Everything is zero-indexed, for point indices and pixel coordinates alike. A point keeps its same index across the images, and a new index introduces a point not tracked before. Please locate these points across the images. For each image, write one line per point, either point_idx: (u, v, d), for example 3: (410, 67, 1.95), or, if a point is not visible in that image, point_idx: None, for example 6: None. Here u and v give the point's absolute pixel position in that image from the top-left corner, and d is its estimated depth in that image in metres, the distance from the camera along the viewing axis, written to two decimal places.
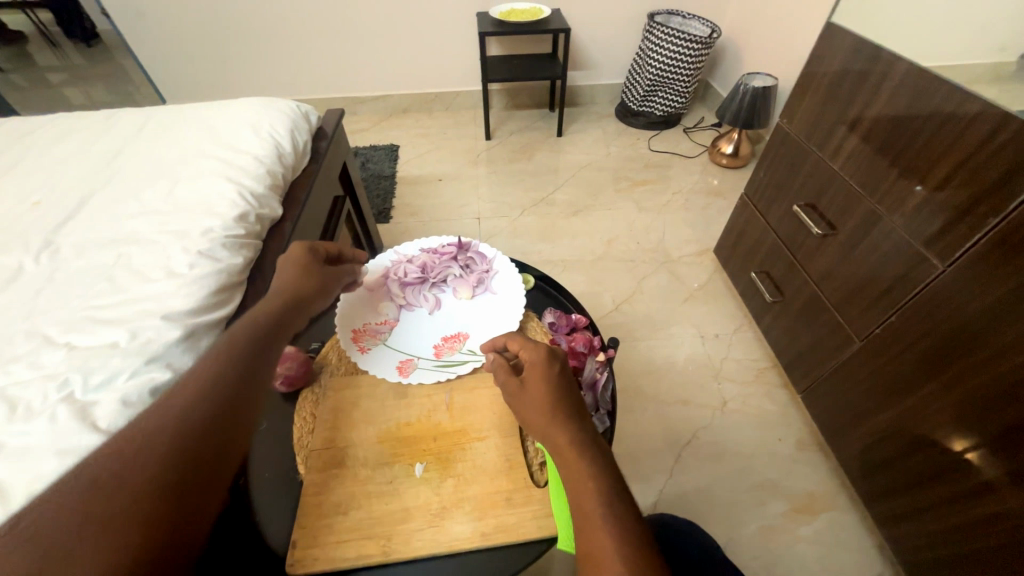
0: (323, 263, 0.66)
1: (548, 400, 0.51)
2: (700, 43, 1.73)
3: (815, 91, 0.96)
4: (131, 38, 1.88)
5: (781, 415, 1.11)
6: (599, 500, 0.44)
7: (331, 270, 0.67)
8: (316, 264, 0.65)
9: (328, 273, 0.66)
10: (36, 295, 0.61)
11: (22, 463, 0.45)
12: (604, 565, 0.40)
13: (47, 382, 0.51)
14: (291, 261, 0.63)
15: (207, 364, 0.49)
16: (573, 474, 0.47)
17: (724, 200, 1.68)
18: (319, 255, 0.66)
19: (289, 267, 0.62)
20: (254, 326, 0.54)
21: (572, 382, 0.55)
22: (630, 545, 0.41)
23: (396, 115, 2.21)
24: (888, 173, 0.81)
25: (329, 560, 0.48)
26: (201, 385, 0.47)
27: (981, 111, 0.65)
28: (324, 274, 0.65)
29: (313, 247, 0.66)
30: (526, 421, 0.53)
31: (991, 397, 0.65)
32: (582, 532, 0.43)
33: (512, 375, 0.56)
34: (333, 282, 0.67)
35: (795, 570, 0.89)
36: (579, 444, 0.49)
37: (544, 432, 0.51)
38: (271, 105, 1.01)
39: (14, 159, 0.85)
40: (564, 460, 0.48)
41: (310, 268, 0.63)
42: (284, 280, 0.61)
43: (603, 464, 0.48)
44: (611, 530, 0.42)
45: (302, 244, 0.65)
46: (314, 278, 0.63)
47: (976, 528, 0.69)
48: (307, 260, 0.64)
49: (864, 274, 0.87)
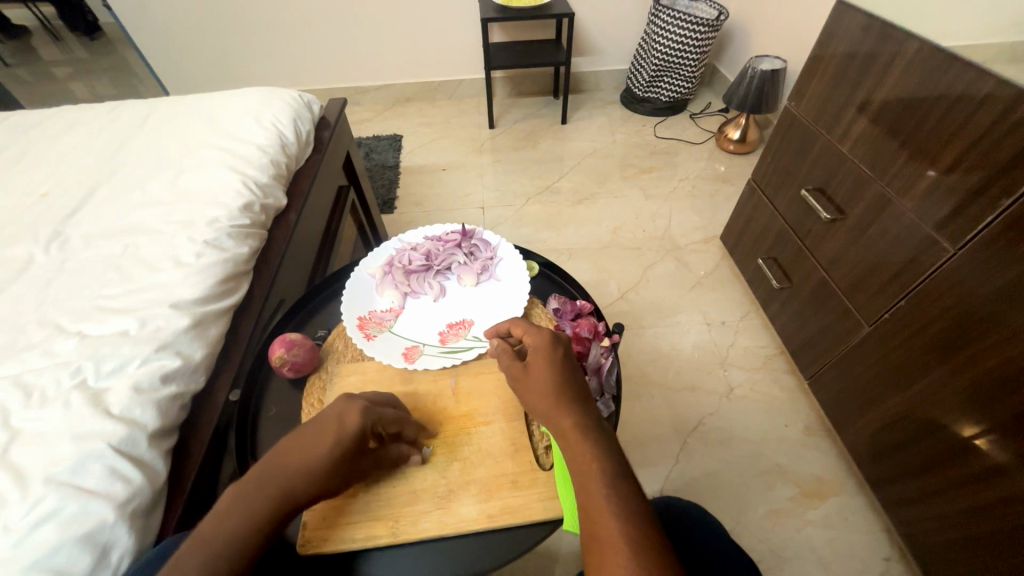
0: (367, 449, 0.50)
1: (555, 382, 0.52)
2: (706, 26, 1.69)
3: (823, 74, 0.94)
4: (133, 31, 1.88)
5: (789, 401, 1.10)
6: (602, 480, 0.45)
7: (370, 457, 0.51)
8: (357, 449, 0.49)
9: (362, 465, 0.50)
10: (47, 285, 0.62)
11: (37, 448, 0.46)
12: (609, 544, 0.41)
13: (60, 369, 0.52)
14: (333, 448, 0.47)
15: None
16: (576, 455, 0.47)
17: (730, 187, 1.66)
18: (367, 440, 0.50)
19: (323, 457, 0.47)
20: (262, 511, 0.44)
21: (576, 365, 0.55)
22: (634, 524, 0.42)
23: (399, 105, 2.20)
24: (898, 155, 0.80)
25: (338, 541, 0.49)
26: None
27: (993, 90, 0.64)
28: (363, 457, 0.50)
29: (369, 427, 0.49)
30: (530, 405, 0.53)
31: (1001, 381, 0.64)
32: (586, 514, 0.44)
33: (516, 359, 0.55)
34: (367, 466, 0.51)
35: (802, 554, 0.90)
36: (582, 427, 0.49)
37: (548, 415, 0.51)
38: (273, 94, 1.00)
39: (22, 152, 0.86)
40: (568, 442, 0.48)
41: (346, 459, 0.48)
42: (306, 470, 0.47)
43: (608, 447, 0.48)
44: (615, 510, 0.43)
45: (360, 426, 0.48)
46: (340, 472, 0.48)
47: (986, 513, 0.69)
48: (349, 450, 0.48)
49: (875, 258, 0.86)
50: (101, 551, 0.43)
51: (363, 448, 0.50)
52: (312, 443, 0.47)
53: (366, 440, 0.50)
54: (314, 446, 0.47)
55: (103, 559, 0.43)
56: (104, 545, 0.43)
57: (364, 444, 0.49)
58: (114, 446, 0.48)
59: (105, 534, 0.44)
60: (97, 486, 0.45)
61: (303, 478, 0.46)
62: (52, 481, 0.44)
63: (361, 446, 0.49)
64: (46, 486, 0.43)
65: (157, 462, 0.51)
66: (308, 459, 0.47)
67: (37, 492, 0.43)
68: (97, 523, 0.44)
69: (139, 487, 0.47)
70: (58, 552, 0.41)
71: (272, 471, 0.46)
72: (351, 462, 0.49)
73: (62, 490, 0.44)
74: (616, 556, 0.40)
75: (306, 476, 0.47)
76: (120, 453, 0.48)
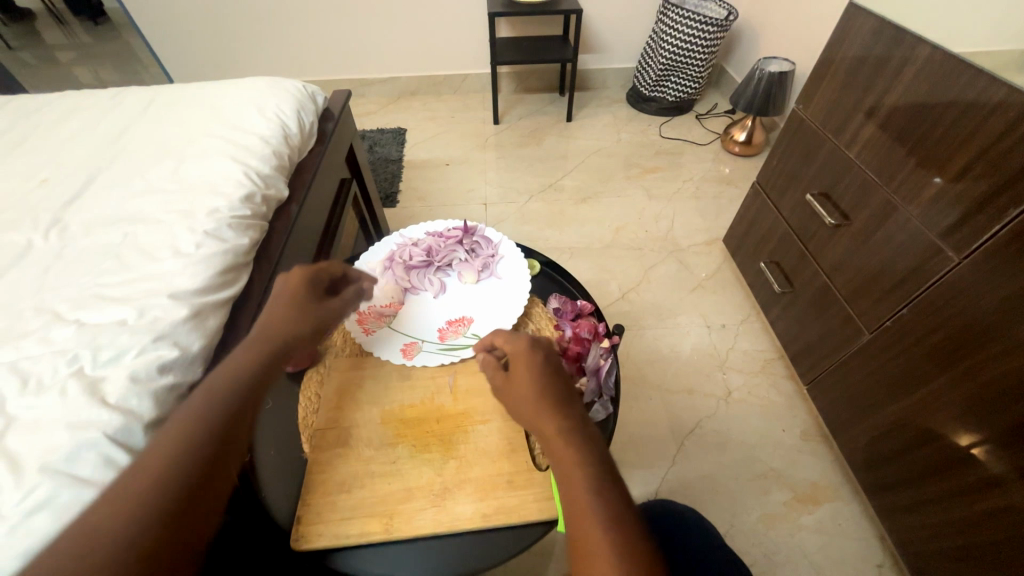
0: (321, 297, 0.61)
1: (539, 378, 0.52)
2: (715, 25, 1.68)
3: (832, 77, 0.93)
4: (138, 16, 1.87)
5: (787, 406, 1.10)
6: (587, 484, 0.44)
7: (333, 304, 0.61)
8: (304, 306, 0.58)
9: (329, 306, 0.60)
10: (45, 271, 0.61)
11: (34, 435, 0.46)
12: (596, 551, 0.40)
13: (57, 357, 0.51)
14: (299, 293, 0.58)
15: (210, 400, 0.46)
16: (561, 460, 0.46)
17: (735, 189, 1.66)
18: (320, 289, 0.61)
19: (293, 299, 0.58)
20: (272, 338, 0.53)
21: (558, 368, 0.54)
22: (622, 523, 0.42)
23: (403, 98, 2.19)
24: (905, 162, 0.79)
25: (332, 537, 0.49)
26: (228, 383, 0.48)
27: (1006, 97, 0.63)
28: (314, 315, 0.58)
29: (314, 278, 0.61)
30: (515, 412, 0.52)
31: (1002, 392, 0.64)
32: (572, 520, 0.43)
33: (500, 371, 0.55)
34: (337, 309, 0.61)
35: (795, 558, 0.90)
36: (566, 430, 0.48)
37: (533, 422, 0.50)
38: (277, 85, 1.00)
39: (23, 136, 0.86)
40: (553, 446, 0.48)
41: (303, 308, 0.57)
42: (292, 313, 0.56)
43: (596, 448, 0.48)
44: (600, 514, 0.42)
45: (304, 274, 0.60)
46: (311, 312, 0.58)
47: (984, 523, 0.68)
48: (306, 294, 0.59)
49: (877, 265, 0.85)
50: None
51: (310, 305, 0.59)
52: (283, 292, 0.58)
53: (318, 287, 0.61)
54: (225, 367, 0.49)
55: None
56: None
57: (307, 308, 0.58)
58: (109, 436, 0.48)
59: None
60: (94, 476, 0.45)
61: (292, 320, 0.56)
62: (47, 470, 0.44)
63: (316, 292, 0.60)
64: (41, 474, 0.43)
65: None
66: (286, 303, 0.57)
67: (30, 481, 0.43)
68: None
69: None
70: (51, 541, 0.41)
71: (270, 315, 0.56)
72: (316, 304, 0.59)
73: (55, 480, 0.43)
74: (605, 555, 0.39)
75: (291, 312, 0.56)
76: (115, 443, 0.48)
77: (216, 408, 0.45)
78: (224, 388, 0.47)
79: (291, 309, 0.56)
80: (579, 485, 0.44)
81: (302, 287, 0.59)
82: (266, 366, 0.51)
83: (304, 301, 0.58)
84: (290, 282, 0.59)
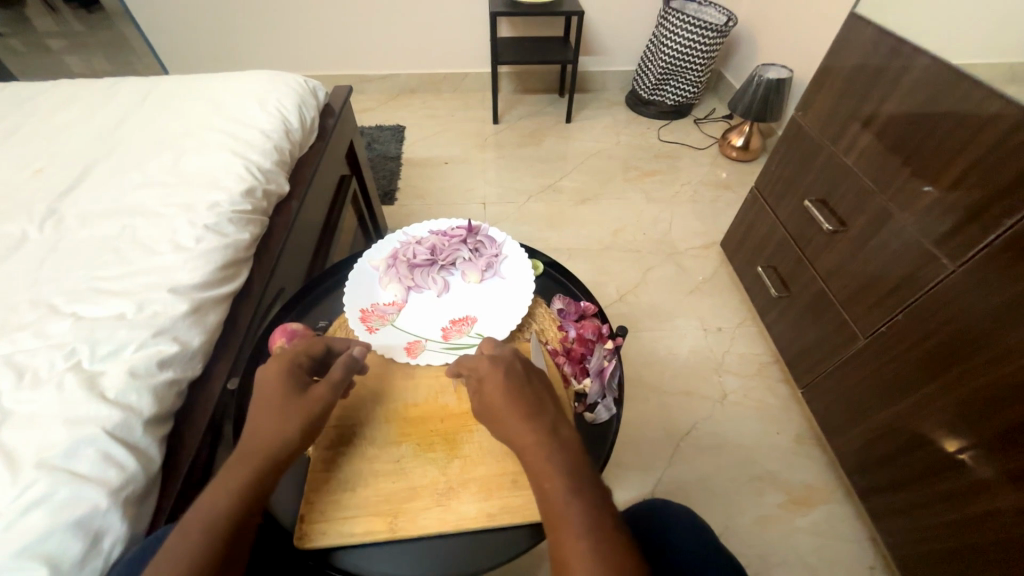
0: (303, 387, 0.53)
1: (507, 393, 0.52)
2: (715, 30, 1.69)
3: (831, 85, 0.94)
4: (134, 6, 1.84)
5: (782, 409, 1.11)
6: (564, 493, 0.45)
7: (318, 390, 0.53)
8: (286, 403, 0.51)
9: (314, 394, 0.53)
10: (41, 263, 0.60)
11: (28, 431, 0.45)
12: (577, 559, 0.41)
13: (53, 351, 0.50)
14: (277, 391, 0.52)
15: (197, 536, 0.42)
16: (537, 473, 0.47)
17: (732, 193, 1.67)
18: (301, 379, 0.54)
19: (272, 400, 0.51)
20: (267, 453, 0.48)
21: (526, 377, 0.55)
22: (600, 528, 0.43)
23: (403, 95, 2.18)
24: (901, 171, 0.80)
25: (335, 536, 0.49)
26: (221, 509, 0.44)
27: (1003, 109, 0.64)
28: (299, 411, 0.51)
29: (291, 368, 0.54)
30: (490, 428, 0.53)
31: (992, 400, 0.65)
32: (553, 530, 0.44)
33: (471, 389, 0.55)
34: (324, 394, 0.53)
35: (789, 559, 0.91)
36: (539, 441, 0.48)
37: (507, 437, 0.51)
38: (278, 79, 0.99)
39: (18, 125, 0.84)
40: (529, 458, 0.48)
41: (284, 406, 0.51)
42: (274, 420, 0.50)
43: (570, 453, 0.48)
44: (579, 520, 0.43)
45: (279, 367, 0.54)
46: (294, 411, 0.51)
47: (973, 526, 0.69)
48: (286, 390, 0.52)
49: (872, 272, 0.87)
50: (94, 538, 0.43)
51: (292, 398, 0.52)
52: (261, 391, 0.52)
53: (297, 377, 0.54)
54: (212, 496, 0.45)
55: (94, 547, 0.42)
56: (96, 532, 0.43)
57: (289, 406, 0.51)
58: (108, 431, 0.47)
59: (97, 521, 0.43)
60: (92, 471, 0.45)
61: (275, 430, 0.49)
62: (44, 465, 0.43)
63: (296, 385, 0.53)
64: (38, 470, 0.43)
65: (151, 448, 0.50)
66: (266, 407, 0.51)
67: (27, 476, 0.42)
68: (90, 508, 0.43)
69: (133, 474, 0.47)
70: (49, 537, 0.41)
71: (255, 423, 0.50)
72: (298, 396, 0.52)
73: (53, 475, 0.43)
74: (586, 562, 0.40)
75: (277, 416, 0.50)
76: (115, 438, 0.47)
77: (203, 550, 0.41)
78: (214, 517, 0.43)
79: (273, 414, 0.50)
80: (555, 496, 0.45)
81: (280, 381, 0.53)
82: (261, 487, 0.47)
83: (283, 400, 0.51)
84: (266, 380, 0.53)
